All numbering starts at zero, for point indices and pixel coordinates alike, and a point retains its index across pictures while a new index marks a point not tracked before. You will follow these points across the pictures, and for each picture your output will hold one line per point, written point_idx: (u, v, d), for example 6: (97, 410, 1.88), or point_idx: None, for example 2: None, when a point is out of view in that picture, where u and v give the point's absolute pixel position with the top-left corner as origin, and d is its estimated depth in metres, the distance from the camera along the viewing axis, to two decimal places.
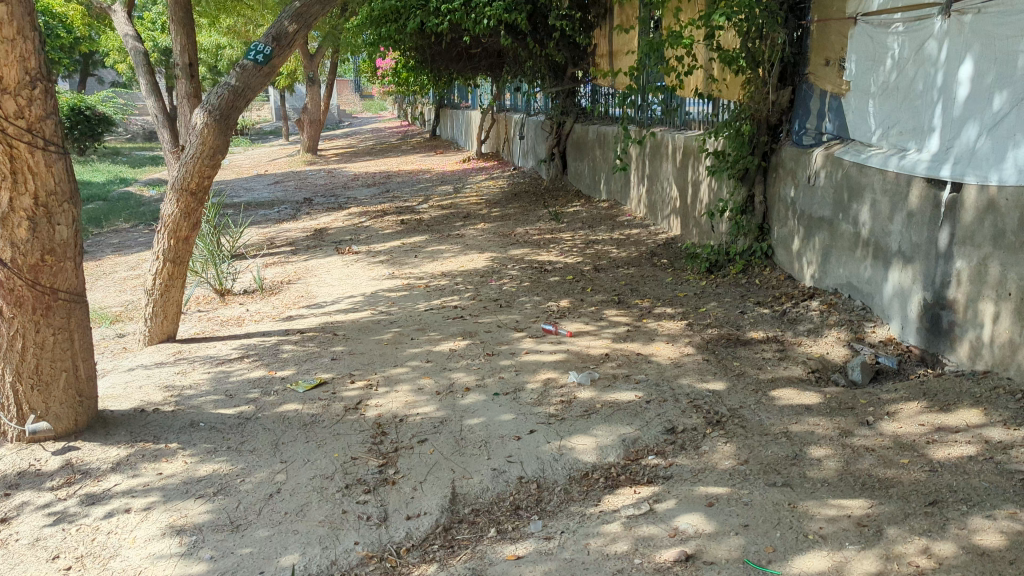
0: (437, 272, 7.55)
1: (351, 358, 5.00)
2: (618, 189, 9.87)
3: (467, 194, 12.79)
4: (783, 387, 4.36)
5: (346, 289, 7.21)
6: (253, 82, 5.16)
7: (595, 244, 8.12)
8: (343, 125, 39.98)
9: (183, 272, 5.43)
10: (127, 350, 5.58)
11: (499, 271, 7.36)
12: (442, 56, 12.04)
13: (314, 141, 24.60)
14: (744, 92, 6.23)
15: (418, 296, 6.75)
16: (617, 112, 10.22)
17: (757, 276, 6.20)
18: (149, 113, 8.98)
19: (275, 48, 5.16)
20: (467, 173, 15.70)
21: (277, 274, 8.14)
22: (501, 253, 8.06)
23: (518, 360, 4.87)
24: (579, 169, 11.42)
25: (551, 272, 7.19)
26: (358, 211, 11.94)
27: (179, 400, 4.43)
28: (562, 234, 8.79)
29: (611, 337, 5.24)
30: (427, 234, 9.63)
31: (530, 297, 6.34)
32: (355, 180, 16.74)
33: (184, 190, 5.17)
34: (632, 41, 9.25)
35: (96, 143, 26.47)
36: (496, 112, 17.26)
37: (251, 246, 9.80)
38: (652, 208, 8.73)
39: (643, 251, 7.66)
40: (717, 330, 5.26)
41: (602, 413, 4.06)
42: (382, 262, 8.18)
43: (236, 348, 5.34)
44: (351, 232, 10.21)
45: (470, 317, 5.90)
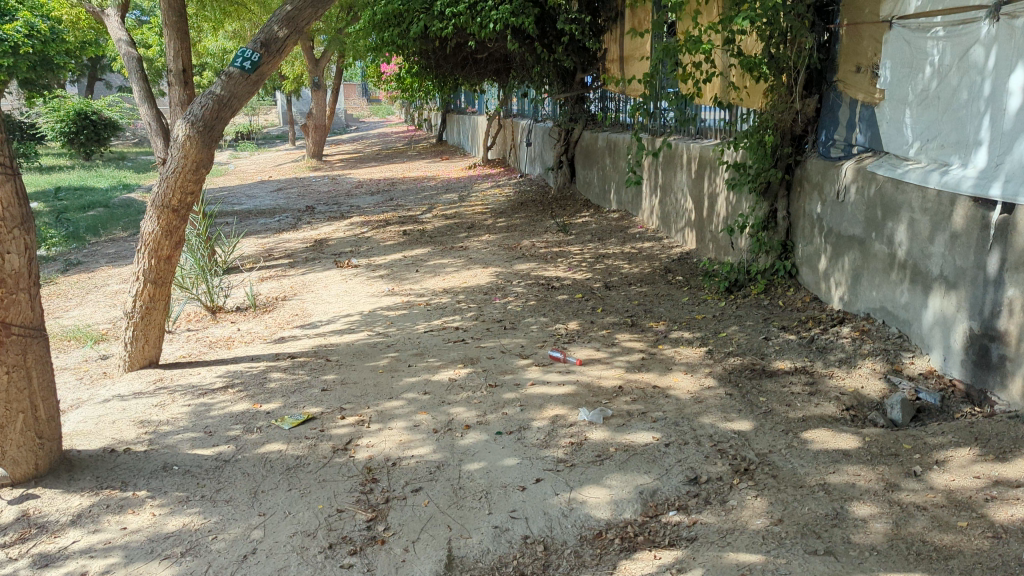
0: (439, 288, 7.17)
1: (342, 389, 4.61)
2: (629, 199, 9.48)
3: (473, 202, 12.41)
4: (816, 428, 3.96)
5: (343, 307, 6.83)
6: (239, 91, 4.81)
7: (605, 259, 7.72)
8: (350, 129, 39.74)
9: (165, 293, 5.06)
10: (105, 376, 5.19)
11: (504, 288, 6.97)
12: (447, 60, 11.67)
13: (319, 146, 24.31)
14: (767, 101, 5.83)
15: (418, 315, 6.37)
16: (629, 120, 9.84)
17: (780, 297, 5.79)
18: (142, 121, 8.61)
19: (262, 54, 4.82)
20: (474, 180, 15.34)
21: (272, 289, 7.77)
22: (508, 268, 7.67)
23: (524, 392, 4.48)
24: (588, 178, 11.04)
25: (560, 289, 6.79)
26: (361, 220, 11.57)
27: (154, 438, 4.04)
28: (570, 247, 8.39)
29: (624, 366, 4.83)
30: (430, 245, 9.25)
31: (537, 318, 5.94)
32: (358, 187, 16.39)
33: (165, 205, 4.80)
34: (645, 46, 8.89)
35: (101, 147, 26.23)
36: (503, 118, 16.91)
37: (248, 258, 9.45)
38: (665, 220, 8.34)
39: (656, 267, 7.26)
40: (740, 358, 4.85)
41: (616, 458, 3.67)
42: (382, 277, 7.81)
43: (220, 376, 4.96)
44: (352, 243, 9.85)
45: (472, 341, 5.51)
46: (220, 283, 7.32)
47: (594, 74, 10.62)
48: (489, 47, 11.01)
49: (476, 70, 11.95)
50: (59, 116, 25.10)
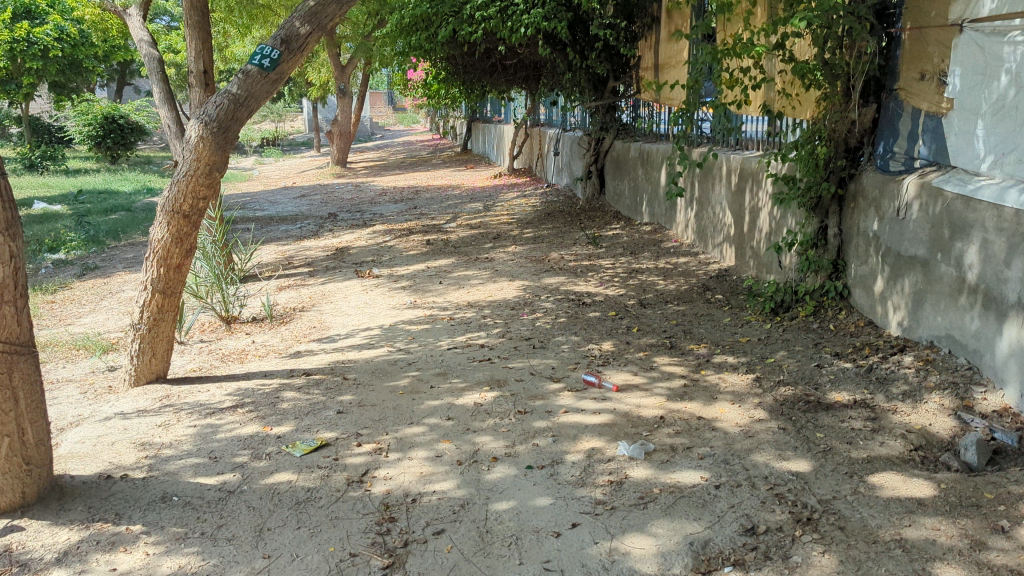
0: (464, 302, 6.83)
1: (359, 413, 4.27)
2: (663, 212, 9.10)
3: (499, 212, 12.08)
4: (883, 471, 3.55)
5: (363, 320, 6.50)
6: (257, 90, 4.51)
7: (639, 274, 7.35)
8: (375, 136, 39.68)
9: (175, 304, 4.75)
10: (110, 391, 4.89)
11: (533, 304, 6.61)
12: (475, 65, 11.37)
13: (343, 153, 24.16)
14: (819, 110, 5.44)
15: (442, 331, 6.02)
16: (664, 130, 9.48)
17: (831, 320, 5.38)
18: (162, 123, 8.36)
19: (282, 52, 4.52)
20: (499, 189, 15.01)
21: (290, 299, 7.47)
22: (536, 281, 7.31)
23: (556, 421, 4.11)
24: (619, 189, 10.68)
25: (592, 306, 6.42)
26: (383, 229, 11.27)
27: (154, 463, 3.71)
28: (601, 261, 8.03)
29: (665, 394, 4.45)
30: (454, 256, 8.91)
31: (569, 337, 5.57)
32: (382, 194, 16.13)
33: (175, 211, 4.49)
34: (683, 52, 8.57)
35: (127, 151, 26.23)
36: (530, 126, 16.60)
37: (266, 266, 9.18)
38: (701, 235, 7.94)
39: (693, 284, 6.88)
40: (792, 388, 4.45)
41: (661, 502, 3.29)
42: (404, 289, 7.47)
43: (230, 394, 4.63)
44: (374, 252, 9.54)
45: (499, 360, 5.15)
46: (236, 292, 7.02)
47: (627, 83, 10.27)
48: (519, 52, 10.70)
49: (505, 77, 11.64)
50: (86, 119, 25.12)
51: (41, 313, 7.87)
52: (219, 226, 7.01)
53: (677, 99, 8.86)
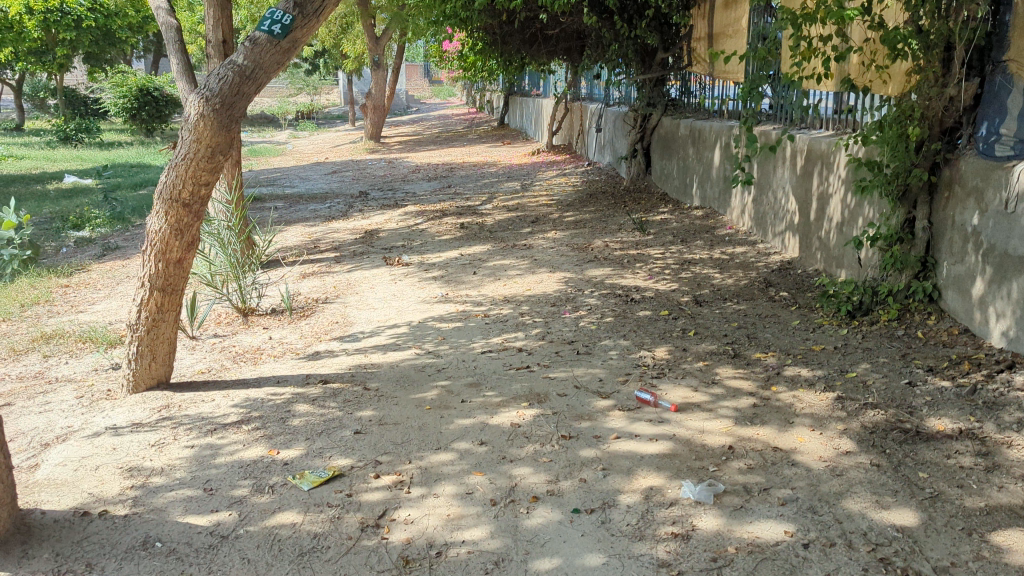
0: (499, 296, 6.26)
1: (380, 434, 3.73)
2: (716, 196, 8.43)
3: (537, 192, 11.46)
4: (1009, 527, 2.91)
5: (390, 315, 5.98)
6: (267, 60, 3.95)
7: (691, 266, 6.72)
8: (412, 110, 39.13)
9: (176, 303, 4.23)
10: (107, 397, 4.41)
11: (575, 300, 6.01)
12: (515, 35, 10.70)
13: (378, 128, 23.67)
14: (912, 86, 4.71)
15: (475, 332, 5.46)
16: (718, 106, 8.79)
17: (919, 328, 4.70)
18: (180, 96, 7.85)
19: (295, 17, 3.94)
20: (537, 167, 14.37)
21: (313, 289, 6.96)
22: (578, 273, 6.71)
23: (606, 450, 3.52)
24: (666, 169, 10.00)
25: (641, 304, 5.81)
26: (415, 210, 10.74)
27: (140, 494, 3.21)
28: (649, 250, 7.40)
29: (732, 416, 3.84)
30: (489, 242, 8.35)
31: (617, 342, 4.98)
32: (416, 172, 15.58)
33: (174, 199, 3.95)
34: (742, 20, 7.87)
35: (161, 124, 25.97)
36: (570, 101, 15.90)
37: (292, 251, 8.70)
38: (760, 222, 7.28)
39: (752, 279, 6.24)
40: (881, 412, 3.81)
41: (739, 567, 2.69)
42: (436, 279, 6.93)
43: (237, 406, 4.12)
44: (404, 236, 9.00)
45: (539, 368, 4.57)
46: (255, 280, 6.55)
47: (677, 55, 9.61)
48: (561, 22, 10.02)
49: (545, 48, 10.96)
50: (121, 92, 24.88)
51: (55, 298, 7.46)
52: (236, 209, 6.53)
53: (734, 71, 8.15)
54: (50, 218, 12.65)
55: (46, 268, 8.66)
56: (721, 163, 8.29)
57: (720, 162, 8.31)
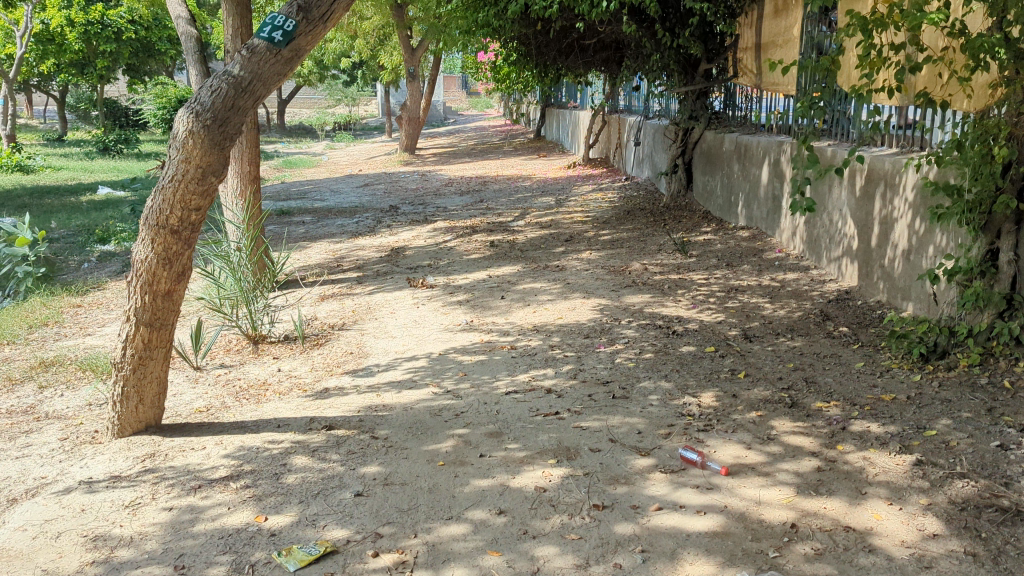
0: (528, 324, 5.77)
1: (384, 497, 3.25)
2: (764, 215, 7.87)
3: (572, 208, 10.96)
4: None
5: (409, 345, 5.52)
6: (266, 71, 3.53)
7: (738, 294, 6.17)
8: (449, 121, 38.93)
9: (166, 338, 3.81)
10: (92, 441, 4.01)
11: (612, 331, 5.49)
12: (551, 45, 10.23)
13: (412, 140, 23.40)
14: (1000, 101, 4.10)
15: (500, 367, 4.97)
16: (766, 119, 8.24)
17: (1005, 376, 4.10)
18: None
19: (299, 22, 3.54)
20: (573, 181, 13.87)
21: (332, 314, 6.54)
22: (614, 299, 6.19)
23: (645, 526, 3.00)
24: (709, 185, 9.47)
25: (684, 337, 5.28)
26: (445, 226, 10.30)
27: (100, 573, 2.77)
28: (691, 274, 6.86)
29: (793, 483, 3.29)
30: (520, 262, 7.87)
31: (658, 385, 4.45)
32: (449, 185, 15.19)
33: (161, 225, 3.53)
34: (794, 29, 7.34)
35: None
36: (608, 113, 15.39)
37: (313, 269, 8.31)
38: (814, 246, 6.71)
39: (807, 311, 5.67)
40: (972, 483, 3.23)
41: None
42: (461, 304, 6.46)
43: (229, 456, 3.68)
44: (431, 255, 8.56)
45: (570, 416, 4.07)
46: (266, 302, 6.13)
47: (722, 66, 9.14)
48: (599, 31, 9.54)
49: (582, 58, 10.50)
50: (158, 103, 24.94)
51: (65, 318, 7.13)
52: (248, 228, 6.10)
53: (785, 82, 7.66)
54: (77, 231, 12.45)
55: (62, 286, 8.38)
56: (769, 181, 7.74)
57: (768, 180, 7.76)
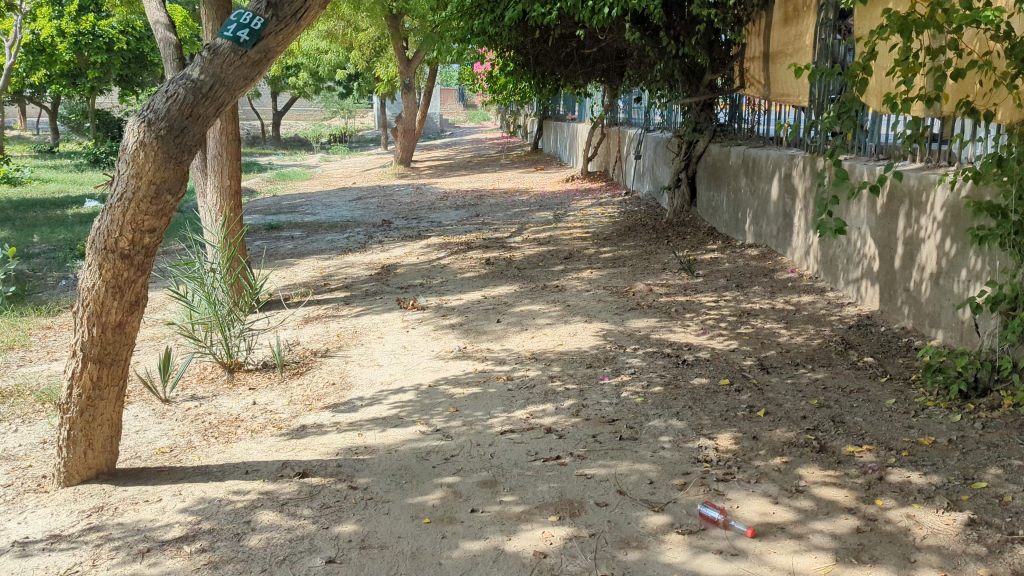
0: (526, 351, 5.34)
1: (360, 565, 2.82)
2: (774, 233, 7.48)
3: (571, 224, 10.56)
4: None
5: (397, 376, 5.09)
6: (230, 75, 3.13)
7: (751, 319, 5.76)
8: (445, 134, 38.60)
9: (118, 376, 3.38)
10: (36, 490, 3.57)
11: (616, 360, 5.07)
12: (549, 54, 9.87)
13: (407, 152, 23.07)
14: None
15: (494, 401, 4.55)
16: (776, 132, 7.87)
17: None
18: None
19: (268, 20, 3.13)
20: (572, 195, 13.48)
21: (315, 338, 6.11)
22: (618, 324, 5.77)
23: None
24: (714, 201, 9.08)
25: (696, 368, 4.86)
26: (438, 242, 9.90)
27: None
28: (699, 295, 6.45)
29: (830, 549, 2.87)
30: (518, 282, 7.45)
31: (669, 424, 4.03)
32: (444, 198, 14.80)
33: (109, 249, 3.11)
34: (806, 37, 6.98)
35: None
36: (608, 125, 15.03)
37: (299, 288, 7.89)
38: (830, 266, 6.32)
39: (827, 338, 5.26)
40: None
41: None
42: (453, 328, 6.04)
43: (186, 511, 3.25)
44: (423, 273, 8.13)
45: (573, 462, 3.64)
46: (243, 324, 5.69)
47: (728, 76, 8.79)
48: (599, 39, 9.18)
49: (582, 68, 10.19)
50: None
51: (32, 341, 6.70)
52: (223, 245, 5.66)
53: (795, 93, 7.30)
54: (58, 246, 12.02)
55: (34, 305, 7.94)
56: (780, 198, 7.35)
57: (778, 196, 7.38)
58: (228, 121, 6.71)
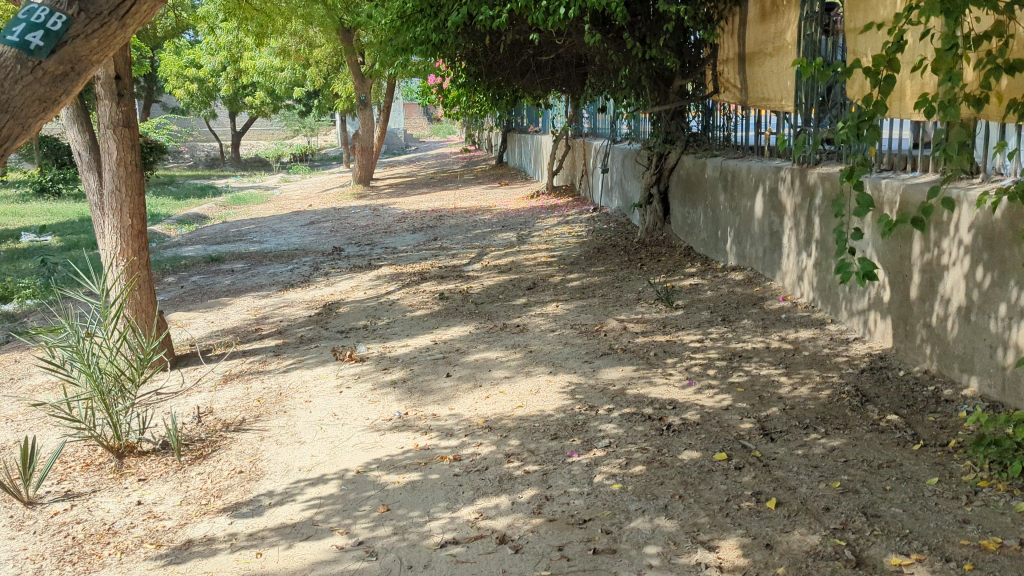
0: (478, 418, 4.41)
1: None
2: (760, 253, 6.65)
3: (535, 246, 9.68)
4: None
5: (319, 457, 4.13)
6: (18, 96, 2.18)
7: (744, 364, 4.89)
8: (409, 149, 37.72)
9: None
10: None
11: (587, 427, 4.16)
12: (503, 63, 9.02)
13: (367, 171, 22.17)
14: None
15: (435, 494, 3.62)
16: (757, 140, 7.08)
17: None
18: (66, 139, 6.03)
19: (72, 18, 2.29)
20: (537, 212, 12.58)
21: (231, 404, 5.14)
22: (589, 376, 4.87)
23: None
24: (689, 218, 8.24)
25: (684, 436, 3.96)
26: (390, 273, 8.97)
27: None
28: (680, 333, 5.58)
29: None
30: (474, 320, 6.55)
31: (656, 525, 3.14)
32: (402, 220, 13.86)
33: None
34: (788, 33, 6.20)
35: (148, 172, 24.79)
36: (572, 137, 14.22)
37: (226, 336, 6.91)
38: (829, 294, 5.50)
39: (836, 387, 4.42)
40: None
41: None
42: (395, 386, 5.08)
43: None
44: (368, 312, 7.17)
45: None
46: (134, 393, 4.64)
47: (698, 81, 8.01)
48: (558, 43, 8.36)
49: (539, 77, 9.37)
50: None
51: None
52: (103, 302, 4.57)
53: (775, 96, 6.51)
54: None
55: None
56: (765, 214, 6.54)
57: (763, 213, 6.56)
58: (126, 151, 5.71)
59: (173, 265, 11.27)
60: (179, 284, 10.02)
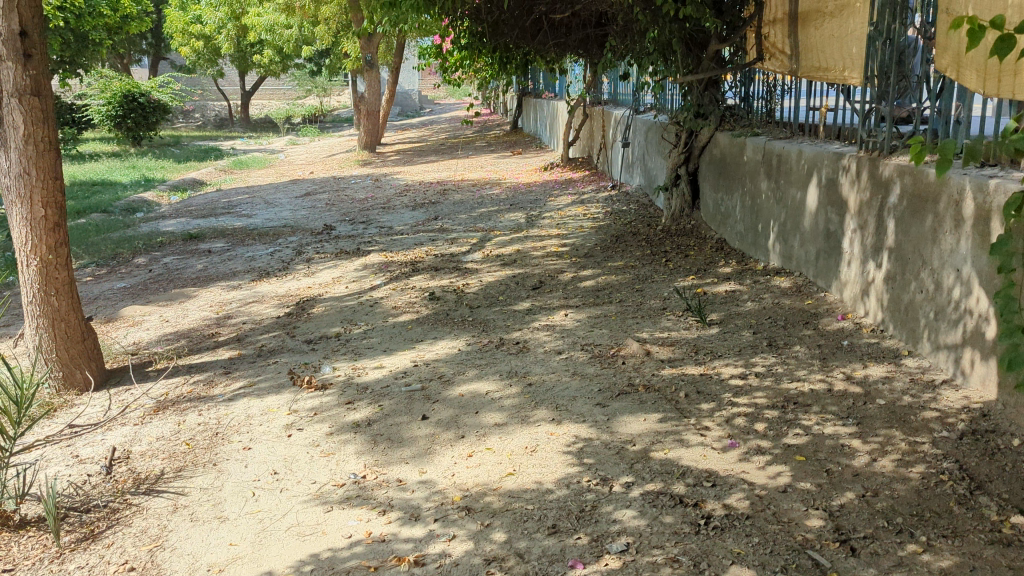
0: (453, 492, 3.36)
1: None
2: (813, 256, 5.52)
3: (545, 231, 8.57)
4: None
5: (239, 548, 3.11)
6: None
7: (803, 416, 3.79)
8: (422, 110, 36.42)
9: None
10: None
11: (597, 516, 3.09)
12: (511, 21, 7.83)
13: (373, 135, 21.01)
14: None
15: None
16: (810, 117, 5.90)
17: None
18: None
19: None
20: (550, 188, 11.42)
21: (153, 447, 4.11)
22: (602, 428, 3.78)
23: None
24: (723, 206, 7.10)
25: (729, 539, 2.89)
26: (379, 261, 7.90)
27: None
28: (717, 363, 4.48)
29: None
30: (465, 331, 5.48)
31: None
32: (404, 194, 12.75)
33: None
34: None
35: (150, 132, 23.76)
36: (591, 104, 12.99)
37: (178, 342, 5.89)
38: (907, 317, 4.36)
39: (930, 461, 3.32)
40: None
41: None
42: (356, 431, 4.03)
43: None
44: (345, 315, 6.12)
45: None
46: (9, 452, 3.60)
47: (738, 45, 6.80)
48: None
49: (553, 38, 8.26)
50: (105, 98, 22.64)
51: None
52: None
53: (835, 66, 5.32)
54: None
55: None
56: (820, 209, 5.38)
57: (817, 208, 5.42)
58: (35, 124, 4.65)
59: (149, 243, 10.26)
60: (149, 266, 9.00)
